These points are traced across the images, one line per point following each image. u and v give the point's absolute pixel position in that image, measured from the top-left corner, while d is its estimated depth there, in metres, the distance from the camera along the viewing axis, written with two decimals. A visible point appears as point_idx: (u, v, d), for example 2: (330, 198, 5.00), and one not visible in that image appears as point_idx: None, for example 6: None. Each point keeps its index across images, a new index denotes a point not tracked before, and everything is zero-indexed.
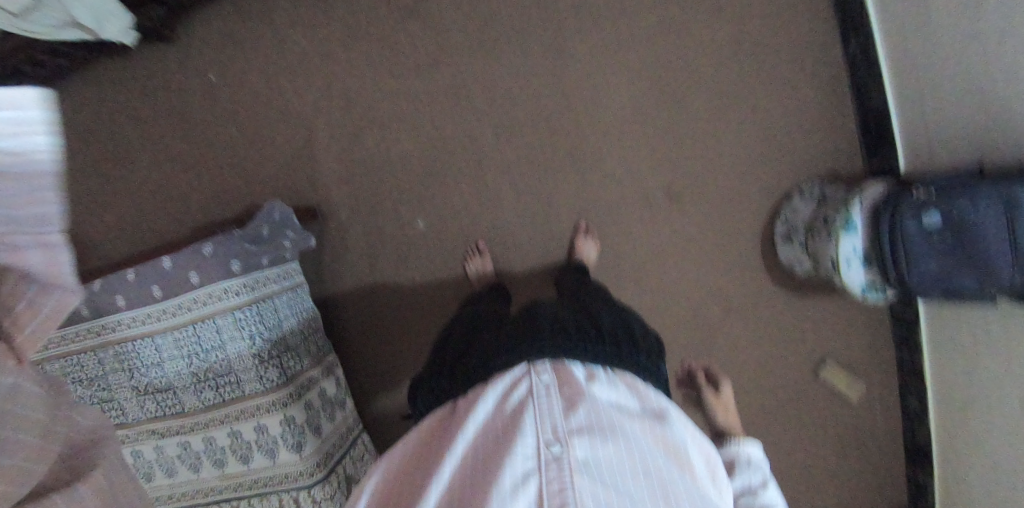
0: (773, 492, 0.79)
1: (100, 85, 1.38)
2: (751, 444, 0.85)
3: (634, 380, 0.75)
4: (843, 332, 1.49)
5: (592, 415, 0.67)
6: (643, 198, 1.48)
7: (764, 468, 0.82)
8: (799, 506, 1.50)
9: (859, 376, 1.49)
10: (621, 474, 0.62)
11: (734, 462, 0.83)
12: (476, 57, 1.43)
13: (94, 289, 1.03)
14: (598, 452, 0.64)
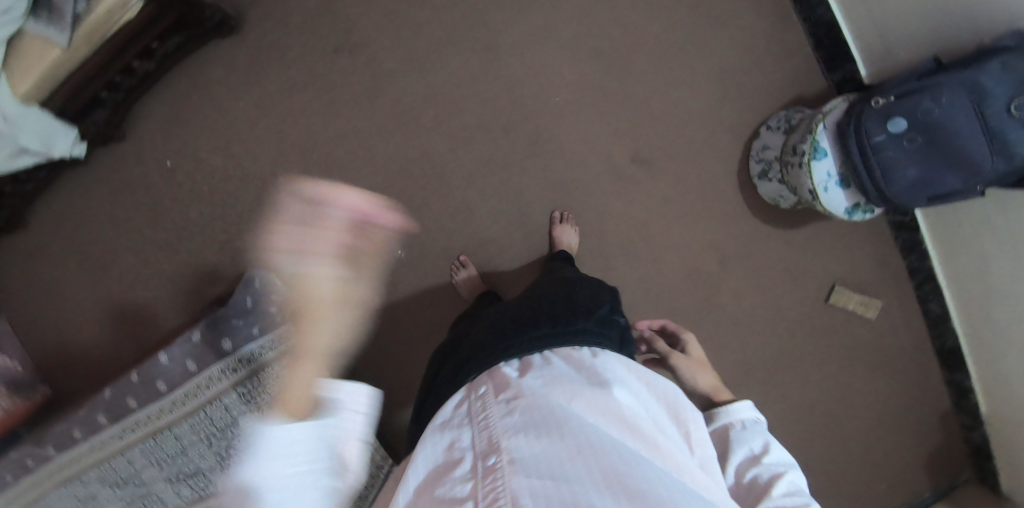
0: (779, 457, 0.66)
1: (53, 199, 1.31)
2: (742, 405, 0.74)
3: (575, 355, 0.67)
4: (848, 253, 1.45)
5: (527, 408, 0.58)
6: (612, 171, 1.47)
7: (762, 430, 0.70)
8: (847, 438, 1.46)
9: (874, 293, 1.45)
10: (564, 455, 0.51)
11: (728, 431, 0.71)
12: (415, 77, 1.43)
13: (105, 397, 1.06)
14: (535, 442, 0.53)
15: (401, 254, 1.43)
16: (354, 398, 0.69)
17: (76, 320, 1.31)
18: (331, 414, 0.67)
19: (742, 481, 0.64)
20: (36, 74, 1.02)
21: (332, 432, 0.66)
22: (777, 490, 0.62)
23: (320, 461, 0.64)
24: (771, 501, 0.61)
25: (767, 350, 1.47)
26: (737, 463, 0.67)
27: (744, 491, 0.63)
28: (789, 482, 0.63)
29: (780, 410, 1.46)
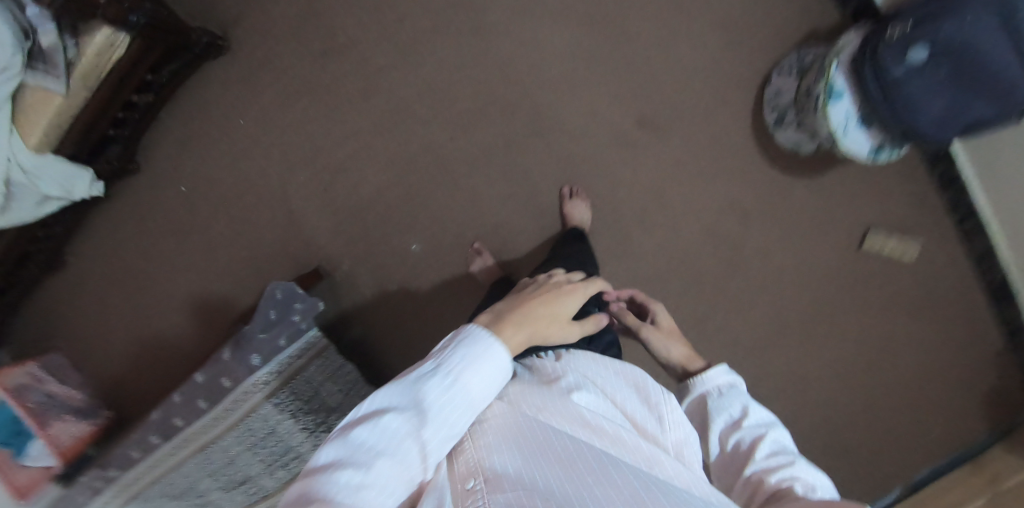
0: (759, 416, 0.65)
1: (86, 234, 1.39)
2: (714, 371, 0.73)
3: (540, 366, 0.69)
4: (879, 195, 1.37)
5: (497, 423, 0.59)
6: (618, 140, 1.43)
7: (742, 394, 0.68)
8: (892, 386, 1.41)
9: (912, 234, 1.37)
10: (533, 466, 0.52)
11: (706, 400, 0.69)
12: (406, 69, 1.41)
13: (156, 417, 1.13)
14: (505, 455, 0.54)
15: (416, 249, 1.44)
16: (499, 373, 0.60)
17: (123, 345, 1.39)
18: (474, 382, 0.58)
19: (726, 449, 0.63)
20: (41, 123, 1.08)
21: (476, 401, 0.58)
22: (760, 452, 0.60)
23: (458, 425, 0.57)
24: (754, 465, 0.59)
25: (798, 304, 1.42)
26: (719, 430, 0.65)
27: (729, 460, 0.62)
28: (772, 440, 0.62)
29: (818, 364, 1.42)
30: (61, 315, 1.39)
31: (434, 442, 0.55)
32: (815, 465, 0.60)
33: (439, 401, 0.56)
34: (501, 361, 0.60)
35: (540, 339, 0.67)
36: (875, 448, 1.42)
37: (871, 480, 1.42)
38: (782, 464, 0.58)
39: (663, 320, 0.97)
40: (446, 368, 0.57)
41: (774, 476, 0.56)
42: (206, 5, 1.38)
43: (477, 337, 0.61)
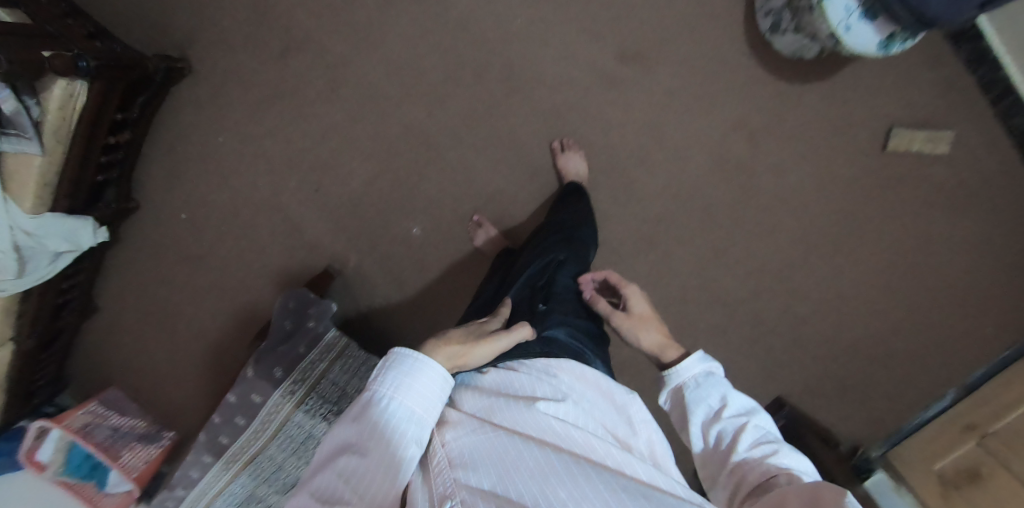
0: (736, 406, 0.74)
1: (111, 275, 1.46)
2: (689, 362, 0.80)
3: (506, 382, 0.75)
4: (891, 90, 1.29)
5: (470, 440, 0.64)
6: (602, 81, 1.34)
7: (720, 382, 0.77)
8: (932, 286, 1.35)
9: (935, 126, 1.29)
10: (506, 474, 0.57)
11: (683, 393, 0.78)
12: (368, 51, 1.36)
13: (202, 439, 1.20)
14: (480, 469, 0.59)
15: (417, 232, 1.43)
16: (432, 383, 0.67)
17: (167, 371, 1.47)
18: (408, 397, 0.65)
19: (710, 441, 0.73)
20: (30, 186, 1.11)
21: (414, 412, 0.65)
22: (742, 444, 0.69)
23: (405, 441, 0.62)
24: (737, 456, 0.69)
25: (822, 220, 1.35)
26: (700, 423, 0.75)
27: (714, 452, 0.72)
28: (751, 430, 0.71)
29: (849, 277, 1.37)
30: (106, 354, 1.48)
31: (384, 460, 0.60)
32: (791, 447, 0.70)
33: (377, 423, 0.63)
34: (429, 370, 0.67)
35: (465, 357, 0.72)
36: (921, 352, 1.38)
37: (921, 385, 1.39)
38: (762, 453, 0.68)
39: (636, 303, 0.94)
40: (379, 394, 0.65)
41: (755, 467, 0.66)
42: (155, 27, 1.35)
43: (403, 357, 0.67)
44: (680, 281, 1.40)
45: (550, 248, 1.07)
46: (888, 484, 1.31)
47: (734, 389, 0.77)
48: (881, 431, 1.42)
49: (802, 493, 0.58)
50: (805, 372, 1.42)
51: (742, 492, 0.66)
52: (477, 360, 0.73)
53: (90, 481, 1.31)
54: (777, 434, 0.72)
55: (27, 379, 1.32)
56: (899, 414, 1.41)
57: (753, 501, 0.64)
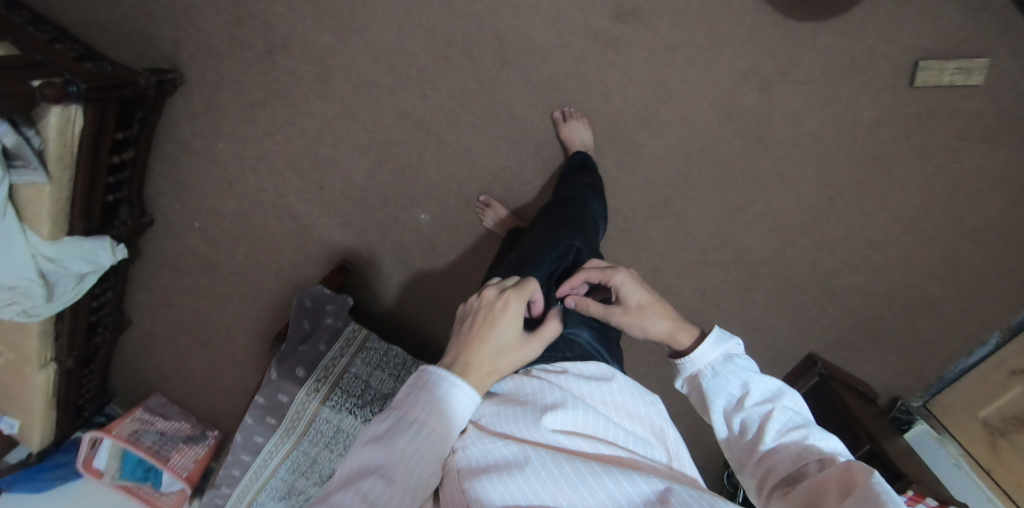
0: (760, 392, 0.70)
1: (141, 287, 1.53)
2: (704, 348, 0.74)
3: (514, 385, 0.78)
4: (915, 19, 1.18)
5: (479, 450, 0.67)
6: (599, 43, 1.27)
7: (740, 369, 0.72)
8: (973, 226, 1.26)
9: (968, 54, 1.18)
10: (515, 488, 0.61)
11: (701, 382, 0.74)
12: (355, 38, 1.32)
13: (239, 441, 1.25)
14: (489, 482, 0.62)
15: (425, 219, 1.41)
16: (461, 409, 0.67)
17: (211, 368, 1.58)
18: (437, 423, 0.66)
19: (735, 429, 0.69)
20: (43, 214, 1.12)
21: (442, 441, 0.65)
22: (769, 434, 0.66)
23: (428, 471, 0.64)
24: (766, 447, 0.66)
25: (846, 166, 1.27)
26: (722, 411, 0.71)
27: (739, 440, 0.69)
28: (778, 417, 0.67)
29: (878, 225, 1.29)
30: (153, 359, 1.59)
31: (406, 488, 0.62)
32: (825, 430, 0.66)
33: (404, 446, 0.64)
34: (459, 390, 0.67)
35: (488, 373, 0.71)
36: (963, 296, 1.30)
37: (962, 329, 1.32)
38: (790, 442, 0.65)
39: (629, 292, 0.81)
40: (410, 417, 0.66)
41: (785, 459, 0.64)
42: (142, 41, 1.34)
43: (438, 379, 0.68)
44: (697, 244, 1.36)
45: (560, 232, 1.05)
46: (930, 434, 1.33)
47: (755, 372, 0.72)
48: (921, 380, 1.36)
49: (839, 487, 0.57)
50: (836, 326, 1.37)
51: (771, 484, 0.64)
52: (502, 371, 0.72)
53: (146, 482, 1.45)
54: (805, 416, 0.68)
55: (74, 396, 1.44)
56: (940, 362, 1.34)
57: (785, 494, 0.62)
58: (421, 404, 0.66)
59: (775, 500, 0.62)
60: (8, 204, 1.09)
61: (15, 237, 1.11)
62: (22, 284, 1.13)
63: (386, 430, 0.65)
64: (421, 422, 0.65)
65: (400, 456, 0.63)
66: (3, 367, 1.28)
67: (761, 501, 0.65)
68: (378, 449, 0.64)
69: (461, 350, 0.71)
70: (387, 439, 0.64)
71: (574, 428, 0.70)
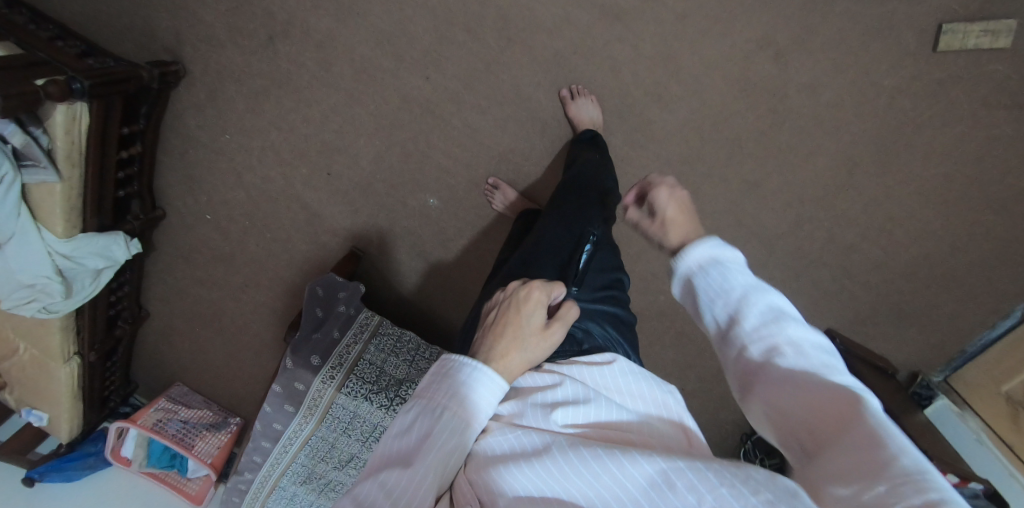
0: (748, 285, 0.61)
1: (157, 279, 1.55)
2: (697, 248, 0.65)
3: (525, 378, 0.77)
4: None
5: (495, 441, 0.67)
6: (606, 18, 1.23)
7: (732, 266, 0.63)
8: (1000, 196, 1.22)
9: (994, 15, 1.13)
10: (534, 476, 0.61)
11: (693, 280, 0.65)
12: (355, 22, 1.29)
13: (258, 429, 1.27)
14: (510, 472, 0.62)
15: (434, 204, 1.40)
16: (486, 394, 0.67)
17: (230, 356, 1.61)
18: (461, 407, 0.65)
19: (720, 326, 0.62)
20: (56, 212, 1.13)
21: (467, 425, 0.65)
22: (753, 328, 0.59)
23: (453, 456, 0.64)
24: (748, 344, 0.59)
25: (865, 137, 1.23)
26: (709, 307, 0.63)
27: (722, 337, 0.61)
28: (765, 313, 0.59)
29: (899, 197, 1.25)
30: (173, 349, 1.63)
31: (426, 476, 0.62)
32: (817, 333, 0.59)
33: (429, 434, 0.64)
34: (485, 376, 0.67)
35: (509, 357, 0.70)
36: (988, 268, 1.27)
37: (986, 301, 1.29)
38: (772, 335, 0.58)
39: (661, 205, 0.72)
40: (434, 404, 0.66)
41: (766, 356, 0.57)
42: (143, 33, 1.33)
43: (463, 366, 0.68)
44: (710, 221, 1.33)
45: (570, 216, 1.03)
46: (950, 408, 1.32)
47: (750, 272, 0.63)
48: (943, 354, 1.34)
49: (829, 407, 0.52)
50: (854, 300, 1.34)
51: (750, 384, 0.57)
52: (527, 360, 0.71)
53: (172, 469, 1.54)
54: (794, 311, 0.60)
55: (98, 387, 1.48)
56: (963, 335, 1.32)
57: (763, 390, 0.56)
58: (447, 391, 0.66)
59: (753, 398, 0.57)
60: (21, 204, 1.10)
61: (30, 235, 1.12)
62: (40, 282, 1.15)
63: (412, 419, 0.66)
64: (445, 411, 0.65)
65: (423, 447, 0.63)
66: (29, 363, 1.32)
67: (738, 394, 0.60)
68: (405, 438, 0.65)
69: (487, 339, 0.72)
70: (414, 427, 0.65)
71: (586, 418, 0.70)
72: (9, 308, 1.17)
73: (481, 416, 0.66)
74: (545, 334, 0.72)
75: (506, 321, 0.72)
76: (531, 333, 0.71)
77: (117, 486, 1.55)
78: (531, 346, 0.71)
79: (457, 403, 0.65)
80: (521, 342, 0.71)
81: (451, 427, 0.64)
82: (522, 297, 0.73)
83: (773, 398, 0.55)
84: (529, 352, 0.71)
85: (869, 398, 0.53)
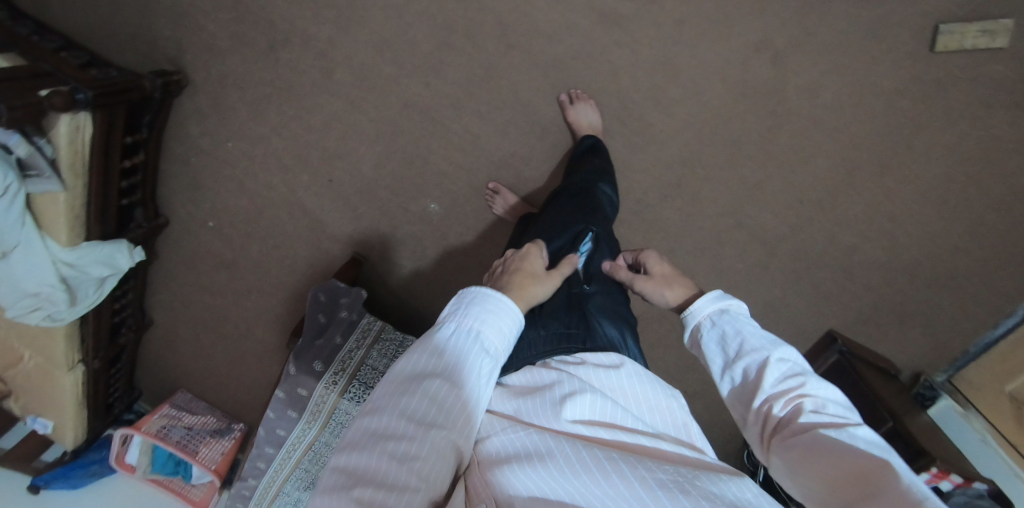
0: (756, 341, 0.70)
1: (160, 286, 1.56)
2: (702, 302, 0.78)
3: (531, 377, 0.78)
4: None
5: (501, 441, 0.65)
6: (605, 22, 1.23)
7: (738, 320, 0.74)
8: (1002, 196, 1.22)
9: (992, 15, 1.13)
10: (533, 466, 0.60)
11: (702, 336, 0.76)
12: (356, 29, 1.30)
13: (262, 434, 1.28)
14: (515, 463, 0.61)
15: (435, 209, 1.41)
16: (511, 315, 0.70)
17: (233, 362, 1.62)
18: (494, 332, 0.68)
19: (736, 379, 0.69)
20: (61, 221, 1.14)
21: (497, 347, 0.68)
22: (767, 381, 0.66)
23: (488, 377, 0.67)
24: (762, 393, 0.66)
25: (864, 138, 1.23)
26: (722, 361, 0.72)
27: (740, 389, 0.69)
28: (775, 367, 0.67)
29: (899, 197, 1.25)
30: (177, 355, 1.64)
31: (469, 394, 0.64)
32: (825, 381, 0.66)
33: (468, 354, 0.65)
34: (510, 302, 0.71)
35: (525, 287, 0.77)
36: (991, 268, 1.27)
37: (988, 301, 1.29)
38: (789, 393, 0.65)
39: (654, 267, 0.90)
40: (467, 326, 0.67)
41: (781, 402, 0.64)
42: (146, 43, 1.35)
43: (487, 293, 0.70)
44: (711, 223, 1.33)
45: (570, 220, 1.04)
46: (954, 408, 1.31)
47: (752, 326, 0.73)
48: (946, 355, 1.34)
49: (850, 454, 0.57)
50: (856, 301, 1.34)
51: (770, 433, 0.64)
52: (538, 294, 0.79)
53: (177, 475, 1.55)
54: (803, 366, 0.68)
55: (103, 394, 1.49)
56: (967, 335, 1.31)
57: (782, 439, 0.62)
58: (479, 312, 0.68)
59: (775, 445, 0.63)
60: (26, 214, 1.11)
61: (35, 245, 1.14)
62: (45, 291, 1.16)
63: (444, 340, 0.66)
64: (480, 331, 0.67)
65: (464, 366, 0.64)
66: (34, 370, 1.33)
67: (764, 452, 0.66)
68: (440, 359, 0.65)
69: (502, 278, 0.79)
70: (450, 347, 0.66)
71: (593, 418, 0.70)
72: (14, 316, 1.19)
73: (507, 340, 0.69)
74: (548, 276, 0.82)
75: (514, 265, 0.80)
76: (538, 272, 0.80)
77: (122, 492, 1.56)
78: (541, 280, 0.80)
79: (491, 322, 0.68)
80: (532, 277, 0.79)
81: (487, 347, 0.67)
82: (519, 252, 0.83)
83: (804, 462, 0.59)
84: (539, 285, 0.79)
85: (891, 457, 0.57)
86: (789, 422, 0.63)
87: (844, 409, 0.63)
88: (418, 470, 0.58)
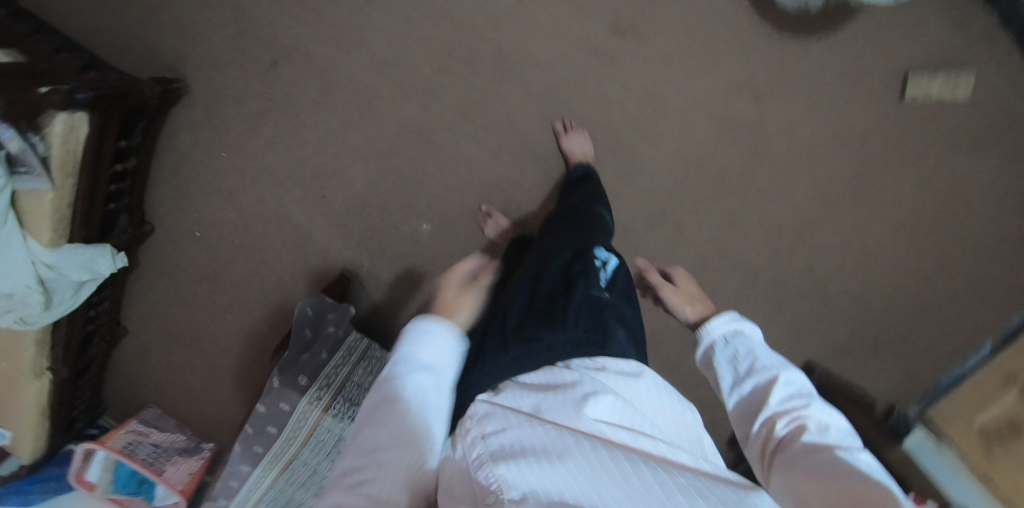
0: (768, 361, 0.75)
1: (138, 297, 1.52)
2: (718, 321, 0.82)
3: (553, 375, 0.80)
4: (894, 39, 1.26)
5: (515, 435, 0.67)
6: (597, 60, 1.32)
7: (748, 340, 0.79)
8: (964, 236, 1.30)
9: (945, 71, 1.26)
10: (541, 465, 0.60)
11: (714, 352, 0.80)
12: (359, 51, 1.35)
13: (235, 452, 1.20)
14: (526, 460, 0.61)
15: (427, 229, 1.41)
16: (444, 339, 0.81)
17: (207, 378, 1.56)
18: (427, 357, 0.78)
19: (744, 393, 0.73)
20: (45, 220, 1.12)
21: (436, 366, 0.78)
22: (774, 398, 0.70)
23: (434, 394, 0.75)
24: (768, 409, 0.69)
25: (838, 177, 1.31)
26: (731, 377, 0.76)
27: (746, 404, 0.72)
28: (783, 386, 0.71)
29: (871, 234, 1.32)
30: (148, 370, 1.57)
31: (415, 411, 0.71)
32: (828, 406, 0.70)
33: (405, 380, 0.74)
34: (439, 329, 0.82)
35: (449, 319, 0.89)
36: (956, 305, 1.34)
37: (954, 337, 1.35)
38: (793, 412, 0.68)
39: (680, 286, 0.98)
40: (399, 360, 0.78)
41: (786, 419, 0.68)
42: (147, 52, 1.36)
43: (413, 329, 0.82)
44: (697, 254, 1.36)
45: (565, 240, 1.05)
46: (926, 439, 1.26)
47: (764, 348, 0.78)
48: (920, 390, 1.37)
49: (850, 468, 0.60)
50: (834, 335, 1.38)
51: (772, 449, 0.67)
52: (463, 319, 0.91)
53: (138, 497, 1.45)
54: (808, 390, 0.72)
55: (66, 409, 1.42)
56: (937, 371, 1.36)
57: (783, 456, 0.65)
58: (409, 344, 0.79)
59: (776, 461, 0.66)
60: (9, 211, 1.08)
61: (15, 243, 1.10)
62: (19, 292, 1.13)
63: (382, 379, 0.76)
64: (416, 358, 0.77)
65: (404, 390, 0.73)
66: None
67: (762, 471, 0.68)
68: (382, 393, 0.74)
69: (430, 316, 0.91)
70: (388, 381, 0.75)
71: (613, 419, 0.72)
72: None
73: (445, 362, 0.79)
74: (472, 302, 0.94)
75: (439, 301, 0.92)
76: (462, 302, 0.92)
77: None
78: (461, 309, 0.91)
79: (424, 348, 0.79)
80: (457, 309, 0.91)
81: (425, 370, 0.76)
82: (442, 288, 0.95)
83: (804, 474, 0.61)
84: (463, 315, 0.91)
85: (890, 483, 0.59)
86: (792, 440, 0.66)
87: (845, 435, 0.66)
88: (373, 488, 0.65)
